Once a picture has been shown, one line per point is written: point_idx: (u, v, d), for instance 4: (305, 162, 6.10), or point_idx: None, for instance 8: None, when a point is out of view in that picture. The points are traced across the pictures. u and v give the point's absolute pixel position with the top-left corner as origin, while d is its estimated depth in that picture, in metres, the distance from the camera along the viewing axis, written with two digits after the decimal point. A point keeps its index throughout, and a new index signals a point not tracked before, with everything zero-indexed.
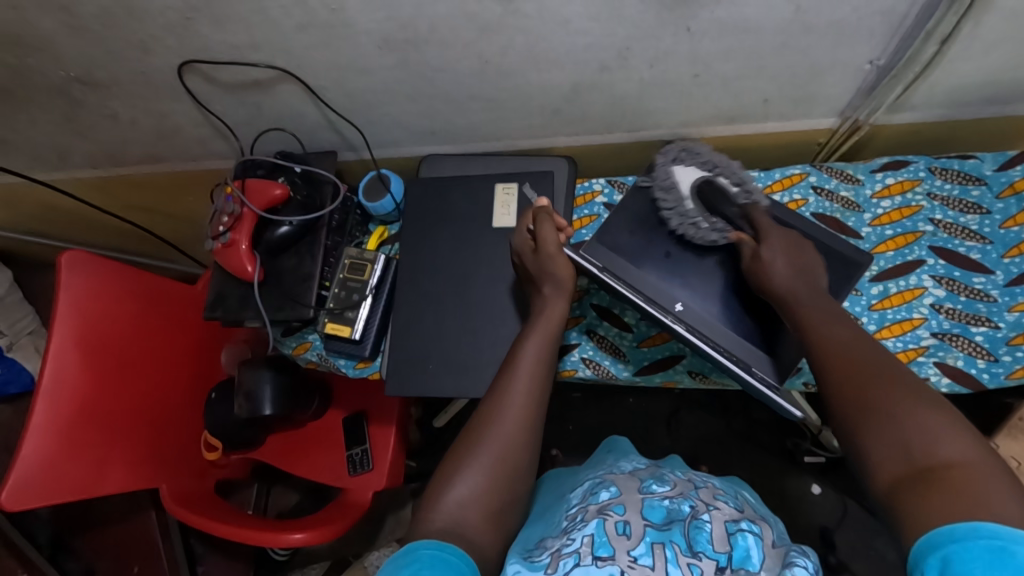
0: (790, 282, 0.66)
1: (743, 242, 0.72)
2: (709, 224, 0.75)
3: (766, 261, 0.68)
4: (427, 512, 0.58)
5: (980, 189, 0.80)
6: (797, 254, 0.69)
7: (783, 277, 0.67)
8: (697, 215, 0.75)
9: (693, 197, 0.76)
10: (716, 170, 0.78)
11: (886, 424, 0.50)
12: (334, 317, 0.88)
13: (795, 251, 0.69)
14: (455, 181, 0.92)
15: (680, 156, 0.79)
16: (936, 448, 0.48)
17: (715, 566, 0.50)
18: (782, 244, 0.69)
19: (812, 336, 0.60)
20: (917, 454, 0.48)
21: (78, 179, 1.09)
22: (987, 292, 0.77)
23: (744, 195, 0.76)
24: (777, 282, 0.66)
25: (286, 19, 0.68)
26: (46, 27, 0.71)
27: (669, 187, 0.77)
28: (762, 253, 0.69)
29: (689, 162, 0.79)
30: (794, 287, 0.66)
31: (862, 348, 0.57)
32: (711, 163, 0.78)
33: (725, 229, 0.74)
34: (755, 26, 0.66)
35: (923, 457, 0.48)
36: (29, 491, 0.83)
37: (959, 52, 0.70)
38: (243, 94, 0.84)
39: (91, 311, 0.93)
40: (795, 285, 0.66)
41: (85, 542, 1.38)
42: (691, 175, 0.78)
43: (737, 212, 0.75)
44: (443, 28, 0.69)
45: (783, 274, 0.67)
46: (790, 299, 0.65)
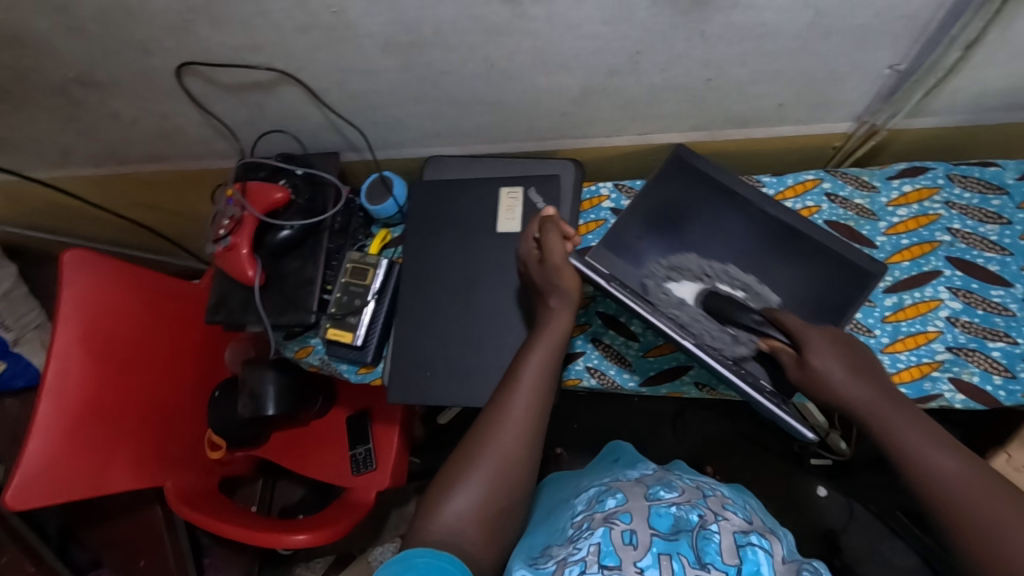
0: (851, 389, 0.62)
1: (780, 350, 0.67)
2: (731, 336, 0.69)
3: (820, 370, 0.62)
4: (425, 522, 0.57)
5: (1001, 199, 0.78)
6: (846, 358, 0.64)
7: (845, 385, 0.62)
8: (716, 328, 0.69)
9: (703, 311, 0.71)
10: (712, 277, 0.74)
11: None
12: (335, 323, 0.87)
13: (845, 354, 0.64)
14: (459, 184, 0.90)
15: (670, 273, 0.75)
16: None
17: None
18: (829, 346, 0.64)
19: (924, 477, 0.55)
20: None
21: (81, 177, 1.08)
22: (1005, 306, 0.75)
23: (751, 299, 0.72)
24: (844, 395, 0.62)
25: (287, 21, 0.66)
26: (43, 27, 0.70)
27: (675, 304, 0.72)
28: (809, 360, 0.63)
29: (681, 277, 0.74)
30: (865, 395, 0.62)
31: (988, 493, 0.52)
32: (705, 271, 0.74)
33: (751, 339, 0.69)
34: (772, 30, 0.64)
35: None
36: (34, 488, 0.83)
37: (984, 58, 0.67)
38: (244, 95, 0.82)
39: (94, 308, 0.93)
40: (867, 395, 0.61)
41: (90, 534, 1.39)
42: (691, 291, 0.73)
43: (759, 318, 0.69)
44: (448, 30, 0.66)
45: (847, 384, 0.62)
46: (862, 412, 0.61)
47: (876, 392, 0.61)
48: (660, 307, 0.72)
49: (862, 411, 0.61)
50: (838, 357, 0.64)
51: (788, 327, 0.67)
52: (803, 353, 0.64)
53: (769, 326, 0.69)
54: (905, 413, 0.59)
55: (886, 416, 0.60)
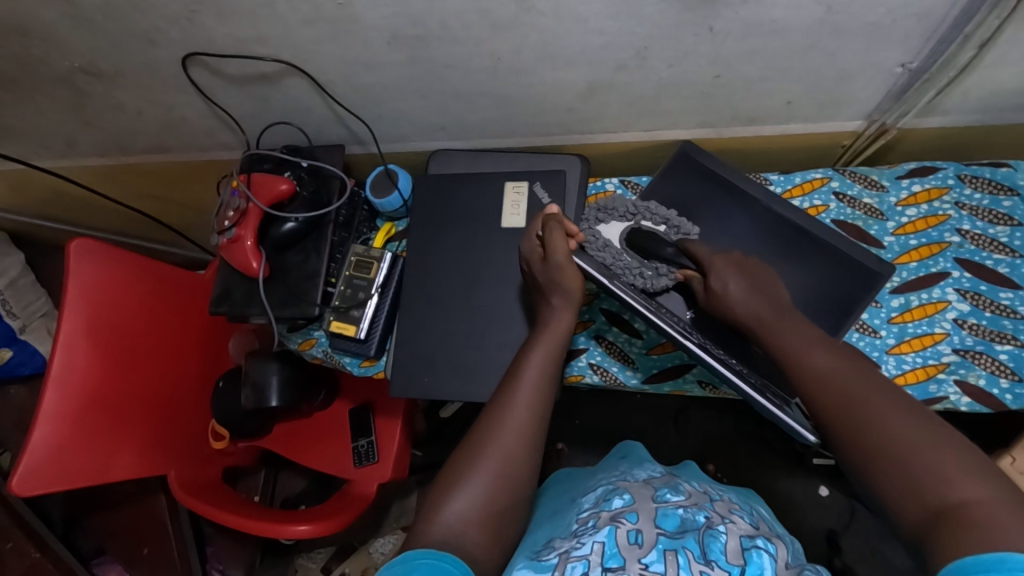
0: (748, 302, 0.66)
1: (692, 278, 0.73)
2: (652, 271, 0.75)
3: (721, 292, 0.68)
4: (427, 522, 0.57)
5: (1012, 201, 0.77)
6: (747, 276, 0.69)
7: (740, 300, 0.67)
8: (638, 265, 0.76)
9: (627, 249, 0.77)
10: (637, 215, 0.79)
11: (893, 462, 0.49)
12: (339, 315, 0.88)
13: (746, 274, 0.69)
14: (464, 179, 0.89)
15: (600, 215, 0.80)
16: (945, 484, 0.47)
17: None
18: (729, 267, 0.69)
19: (801, 373, 0.59)
20: (927, 489, 0.47)
21: (87, 167, 1.08)
22: (1014, 308, 0.74)
23: (672, 232, 0.78)
24: (738, 309, 0.66)
25: (292, 13, 0.66)
26: (48, 17, 0.70)
27: (603, 244, 0.77)
28: (712, 285, 0.69)
29: (611, 216, 0.79)
30: (758, 308, 0.66)
31: (857, 381, 0.55)
32: (633, 210, 0.79)
33: (670, 271, 0.75)
34: (781, 26, 0.63)
35: (933, 493, 0.47)
36: (39, 475, 0.84)
37: (997, 57, 0.66)
38: (250, 87, 0.82)
39: (100, 298, 0.93)
40: (758, 307, 0.65)
41: (93, 521, 1.40)
42: (617, 230, 0.78)
43: (675, 250, 0.75)
44: (453, 24, 0.66)
45: (741, 298, 0.66)
46: (754, 323, 0.65)
47: (769, 303, 0.66)
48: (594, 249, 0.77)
49: (750, 323, 0.65)
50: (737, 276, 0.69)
51: (697, 256, 0.73)
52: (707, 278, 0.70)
53: (684, 257, 0.75)
54: (788, 319, 0.64)
55: (771, 326, 0.64)
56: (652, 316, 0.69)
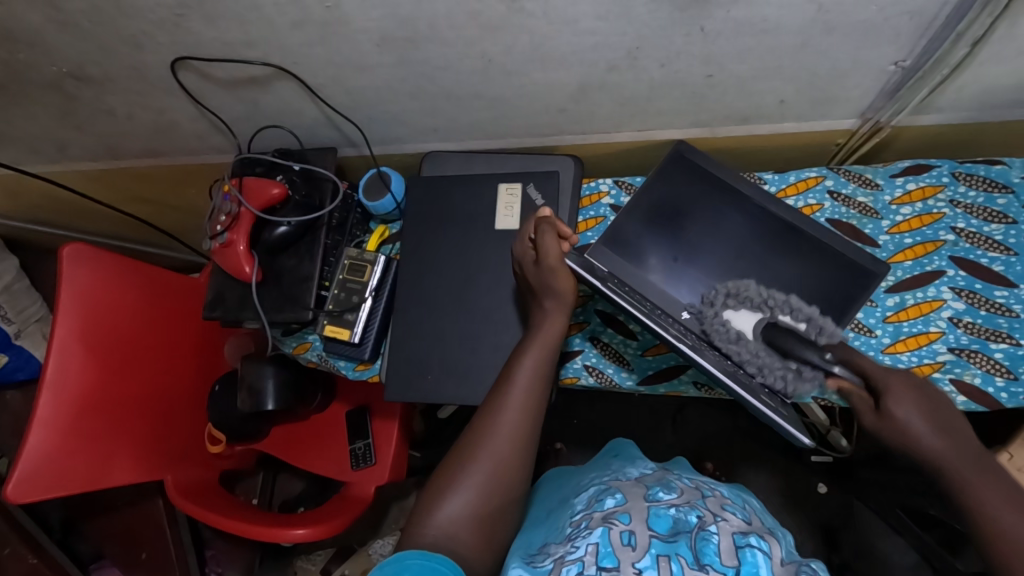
0: (932, 437, 0.57)
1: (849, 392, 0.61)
2: (796, 375, 0.59)
3: (903, 421, 0.58)
4: (418, 527, 0.56)
5: (1007, 198, 0.76)
6: (928, 402, 0.59)
7: (930, 437, 0.57)
8: (778, 365, 0.60)
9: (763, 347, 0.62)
10: (772, 306, 0.64)
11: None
12: (333, 319, 0.87)
13: (927, 399, 0.59)
14: (457, 180, 0.89)
15: (728, 300, 0.67)
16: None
17: None
18: (910, 391, 0.59)
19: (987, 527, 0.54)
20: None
21: (78, 171, 1.07)
22: (1009, 306, 0.74)
23: (815, 332, 0.61)
24: (929, 446, 0.57)
25: (281, 16, 0.65)
26: (34, 22, 0.69)
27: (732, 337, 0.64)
28: (887, 408, 0.59)
29: (739, 304, 0.66)
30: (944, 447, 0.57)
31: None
32: (767, 299, 0.64)
33: (818, 377, 0.59)
34: (773, 26, 0.63)
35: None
36: (35, 482, 0.83)
37: (990, 55, 0.66)
38: (240, 90, 0.82)
39: (93, 303, 0.92)
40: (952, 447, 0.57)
41: (91, 526, 1.40)
42: (751, 320, 0.64)
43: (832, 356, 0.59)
44: (442, 25, 0.65)
45: (929, 433, 0.57)
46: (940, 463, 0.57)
47: (958, 444, 0.57)
48: (668, 320, 0.71)
49: (938, 464, 0.57)
50: (918, 403, 0.59)
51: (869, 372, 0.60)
52: (884, 401, 0.59)
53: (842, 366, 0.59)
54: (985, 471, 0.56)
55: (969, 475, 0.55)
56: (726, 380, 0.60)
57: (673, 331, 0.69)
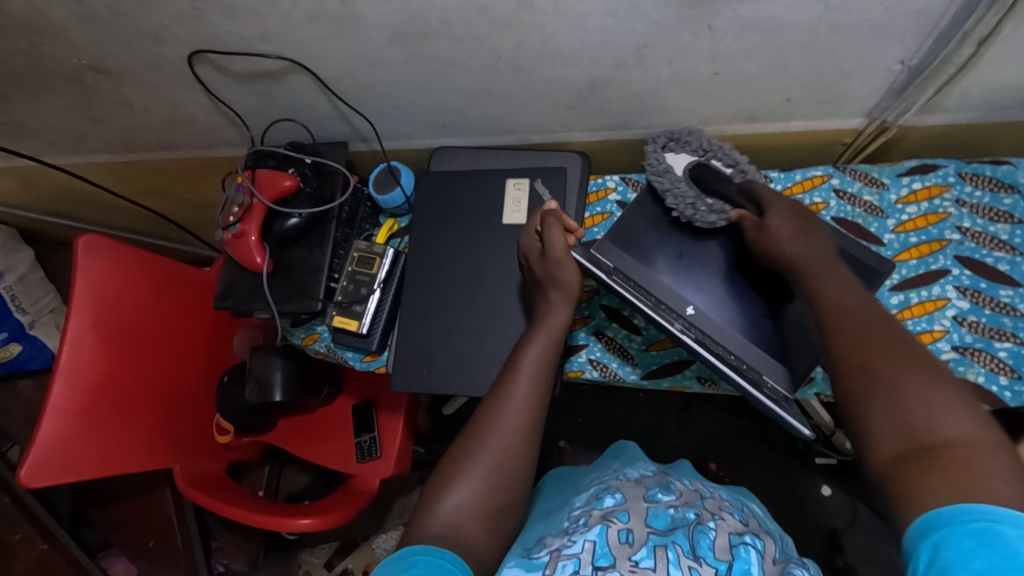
0: (797, 246, 0.67)
1: (745, 218, 0.73)
2: (707, 206, 0.75)
3: (773, 228, 0.69)
4: (423, 517, 0.57)
5: (1012, 198, 0.77)
6: (803, 224, 0.69)
7: (791, 243, 0.67)
8: (696, 198, 0.75)
9: (688, 179, 0.77)
10: (708, 152, 0.79)
11: (889, 401, 0.48)
12: (341, 311, 0.88)
13: (802, 220, 0.70)
14: (466, 174, 0.90)
15: (670, 144, 0.80)
16: (934, 424, 0.45)
17: (715, 573, 0.49)
18: (789, 214, 0.70)
19: (823, 303, 0.59)
20: (917, 427, 0.46)
21: (94, 163, 1.10)
22: (1014, 306, 0.74)
23: (738, 175, 0.78)
24: (788, 251, 0.67)
25: (297, 11, 0.67)
26: (57, 15, 0.71)
27: (664, 170, 0.78)
28: (767, 224, 0.70)
29: (681, 148, 0.80)
30: (807, 252, 0.66)
31: (875, 321, 0.55)
32: (704, 146, 0.79)
33: (724, 210, 0.75)
34: (780, 24, 0.64)
35: (923, 430, 0.46)
36: (49, 466, 0.85)
37: (996, 55, 0.66)
38: (254, 84, 0.83)
39: (107, 293, 0.94)
40: (806, 252, 0.66)
41: (100, 514, 1.42)
42: (683, 160, 0.79)
43: (737, 190, 0.75)
44: (454, 21, 0.67)
45: (789, 240, 0.67)
46: (799, 263, 0.66)
47: (816, 250, 0.66)
48: (672, 314, 0.72)
49: (798, 264, 0.65)
50: (793, 222, 0.69)
51: (761, 199, 0.72)
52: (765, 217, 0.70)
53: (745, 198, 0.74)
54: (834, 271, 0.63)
55: (818, 271, 0.63)
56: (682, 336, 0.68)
57: (678, 326, 0.70)
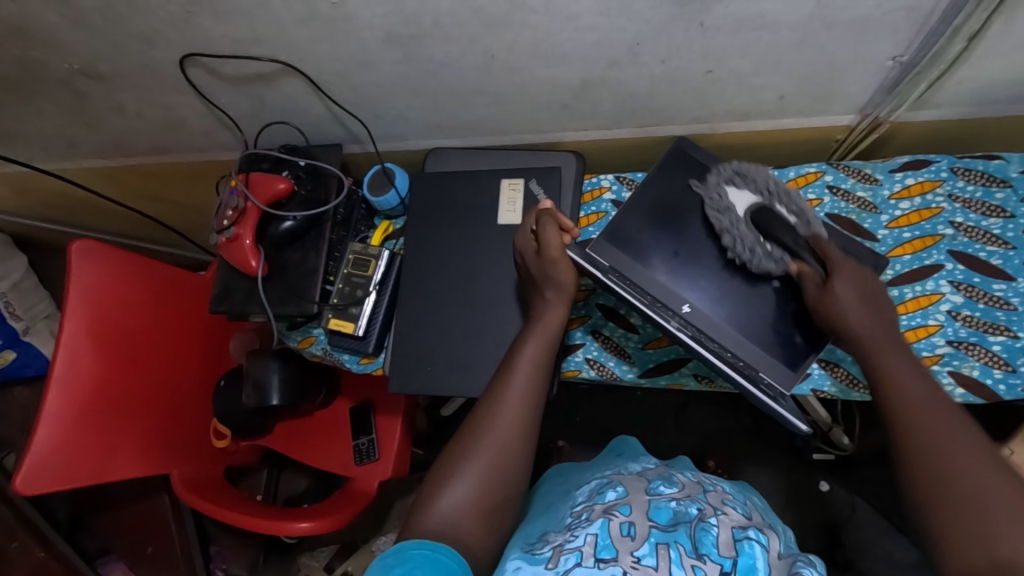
0: (861, 319, 0.63)
1: (805, 273, 0.68)
2: (765, 251, 0.71)
3: (836, 293, 0.64)
4: (421, 514, 0.57)
5: (1005, 192, 0.77)
6: (868, 292, 0.65)
7: (853, 313, 0.63)
8: (755, 241, 0.71)
9: (749, 220, 0.73)
10: (773, 195, 0.74)
11: (963, 512, 0.48)
12: (338, 313, 0.88)
13: (867, 288, 0.65)
14: (461, 175, 0.90)
15: (734, 178, 0.76)
16: (1012, 543, 0.45)
17: (719, 569, 0.49)
18: (856, 279, 0.65)
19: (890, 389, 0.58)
20: (995, 542, 0.46)
21: (87, 168, 1.09)
22: (1007, 299, 0.74)
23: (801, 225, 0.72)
24: (850, 321, 0.63)
25: (288, 13, 0.67)
26: (48, 20, 0.70)
27: (723, 208, 0.74)
28: (831, 285, 0.65)
29: (744, 185, 0.75)
30: (869, 327, 0.62)
31: (948, 414, 0.54)
32: (769, 187, 0.74)
33: (784, 258, 0.70)
34: (772, 21, 0.64)
35: (1001, 546, 0.45)
36: (44, 473, 0.85)
37: (986, 50, 0.67)
38: (247, 86, 0.83)
39: (101, 298, 0.94)
40: (873, 329, 0.62)
41: (98, 520, 1.42)
42: (745, 199, 0.74)
43: (800, 241, 0.70)
44: (447, 22, 0.67)
45: (853, 311, 0.63)
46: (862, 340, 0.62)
47: (878, 326, 0.63)
48: (668, 312, 0.73)
49: (863, 340, 0.62)
50: (858, 287, 0.65)
51: (827, 256, 0.67)
52: (829, 278, 0.66)
53: (807, 251, 0.69)
54: (900, 351, 0.61)
55: (883, 348, 0.61)
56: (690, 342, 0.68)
57: (675, 324, 0.70)
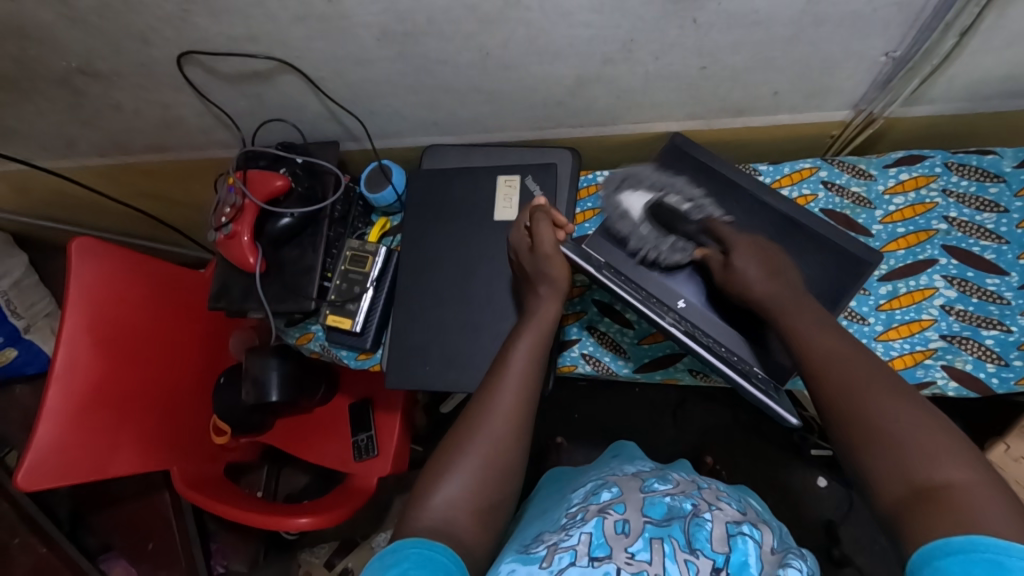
0: (768, 286, 0.66)
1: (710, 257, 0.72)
2: (669, 245, 0.74)
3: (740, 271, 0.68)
4: (416, 511, 0.58)
5: (998, 187, 0.77)
6: (767, 260, 0.69)
7: (760, 282, 0.67)
8: (657, 238, 0.74)
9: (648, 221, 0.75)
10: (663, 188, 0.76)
11: (880, 445, 0.51)
12: (335, 309, 0.88)
13: (766, 257, 0.69)
14: (457, 172, 0.91)
15: (626, 182, 0.78)
16: (930, 468, 0.48)
17: (712, 564, 0.49)
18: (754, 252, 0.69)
19: (806, 341, 0.60)
20: (914, 469, 0.48)
21: (86, 166, 1.10)
22: (1000, 294, 0.75)
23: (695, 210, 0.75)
24: (758, 292, 0.66)
25: (284, 11, 0.67)
26: (46, 19, 0.71)
27: (623, 215, 0.76)
28: (733, 263, 0.69)
29: (636, 186, 0.77)
30: (776, 291, 0.66)
31: (856, 356, 0.57)
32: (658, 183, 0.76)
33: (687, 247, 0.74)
34: (764, 17, 0.64)
35: (918, 472, 0.48)
36: (45, 471, 0.85)
37: (979, 45, 0.67)
38: (244, 84, 0.84)
39: (102, 295, 0.95)
40: (778, 292, 0.66)
41: (100, 517, 1.43)
42: (641, 200, 0.76)
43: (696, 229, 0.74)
44: (441, 20, 0.67)
45: (758, 280, 0.67)
46: (772, 305, 0.65)
47: (784, 289, 0.66)
48: (663, 308, 0.73)
49: (773, 305, 0.65)
50: (758, 259, 0.69)
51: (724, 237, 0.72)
52: (730, 257, 0.70)
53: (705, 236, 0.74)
54: (805, 310, 0.64)
55: (792, 312, 0.64)
56: (683, 337, 0.68)
57: (669, 319, 0.71)
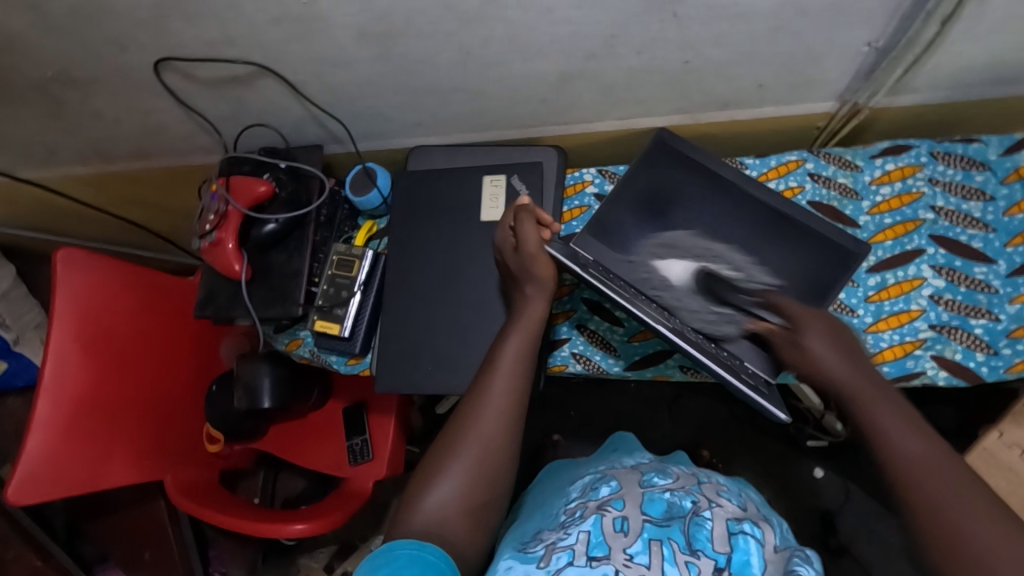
0: (841, 370, 0.63)
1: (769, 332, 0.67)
2: (720, 314, 0.69)
3: (812, 351, 0.64)
4: (408, 513, 0.58)
5: (984, 175, 0.77)
6: (838, 339, 0.65)
7: (835, 368, 0.63)
8: (705, 308, 0.69)
9: (694, 291, 0.70)
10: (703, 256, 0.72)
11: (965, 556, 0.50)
12: (323, 314, 0.88)
13: (837, 336, 0.65)
14: (443, 173, 0.90)
15: (664, 250, 0.73)
16: None
17: (714, 564, 0.49)
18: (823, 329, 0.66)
19: (877, 434, 0.58)
20: None
21: (68, 175, 1.08)
22: (988, 282, 0.75)
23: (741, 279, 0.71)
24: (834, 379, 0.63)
25: (260, 14, 0.66)
26: (19, 27, 0.70)
27: (665, 284, 0.71)
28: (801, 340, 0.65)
29: (676, 254, 0.73)
30: (853, 378, 0.62)
31: (932, 453, 0.55)
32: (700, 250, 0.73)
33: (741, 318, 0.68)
34: (745, 10, 0.63)
35: None
36: (34, 484, 0.84)
37: (961, 34, 0.67)
38: (224, 89, 0.83)
39: (89, 305, 0.93)
40: (857, 379, 0.62)
41: (95, 527, 1.42)
42: (682, 269, 0.72)
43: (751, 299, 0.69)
44: (420, 20, 0.66)
45: (830, 364, 0.63)
46: (849, 394, 0.61)
47: (860, 375, 0.62)
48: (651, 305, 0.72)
49: (851, 395, 0.61)
50: (827, 338, 0.65)
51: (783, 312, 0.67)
52: (798, 333, 0.65)
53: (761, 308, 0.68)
54: (885, 399, 0.60)
55: (868, 402, 0.60)
56: (675, 337, 0.67)
57: (659, 318, 0.70)
